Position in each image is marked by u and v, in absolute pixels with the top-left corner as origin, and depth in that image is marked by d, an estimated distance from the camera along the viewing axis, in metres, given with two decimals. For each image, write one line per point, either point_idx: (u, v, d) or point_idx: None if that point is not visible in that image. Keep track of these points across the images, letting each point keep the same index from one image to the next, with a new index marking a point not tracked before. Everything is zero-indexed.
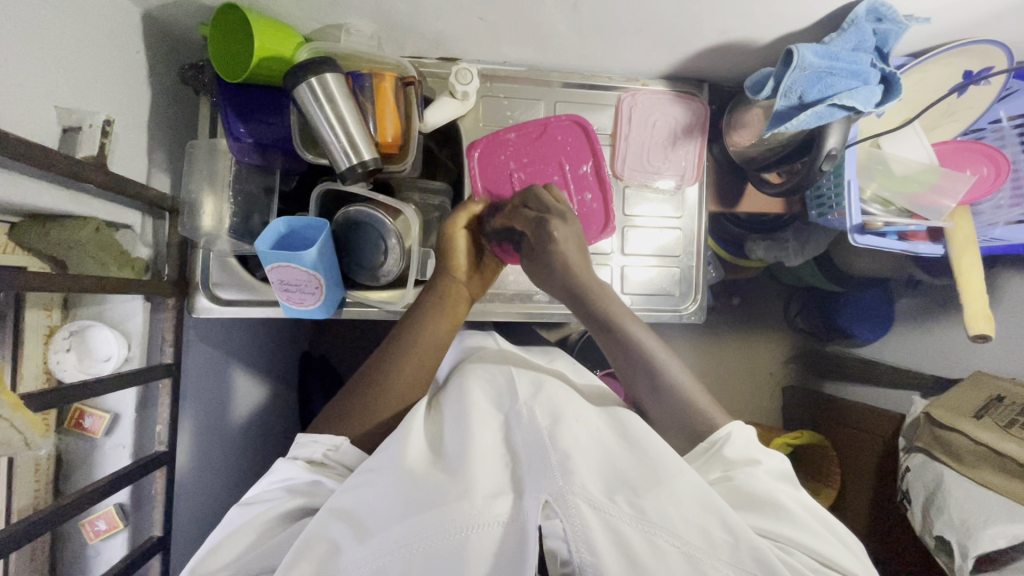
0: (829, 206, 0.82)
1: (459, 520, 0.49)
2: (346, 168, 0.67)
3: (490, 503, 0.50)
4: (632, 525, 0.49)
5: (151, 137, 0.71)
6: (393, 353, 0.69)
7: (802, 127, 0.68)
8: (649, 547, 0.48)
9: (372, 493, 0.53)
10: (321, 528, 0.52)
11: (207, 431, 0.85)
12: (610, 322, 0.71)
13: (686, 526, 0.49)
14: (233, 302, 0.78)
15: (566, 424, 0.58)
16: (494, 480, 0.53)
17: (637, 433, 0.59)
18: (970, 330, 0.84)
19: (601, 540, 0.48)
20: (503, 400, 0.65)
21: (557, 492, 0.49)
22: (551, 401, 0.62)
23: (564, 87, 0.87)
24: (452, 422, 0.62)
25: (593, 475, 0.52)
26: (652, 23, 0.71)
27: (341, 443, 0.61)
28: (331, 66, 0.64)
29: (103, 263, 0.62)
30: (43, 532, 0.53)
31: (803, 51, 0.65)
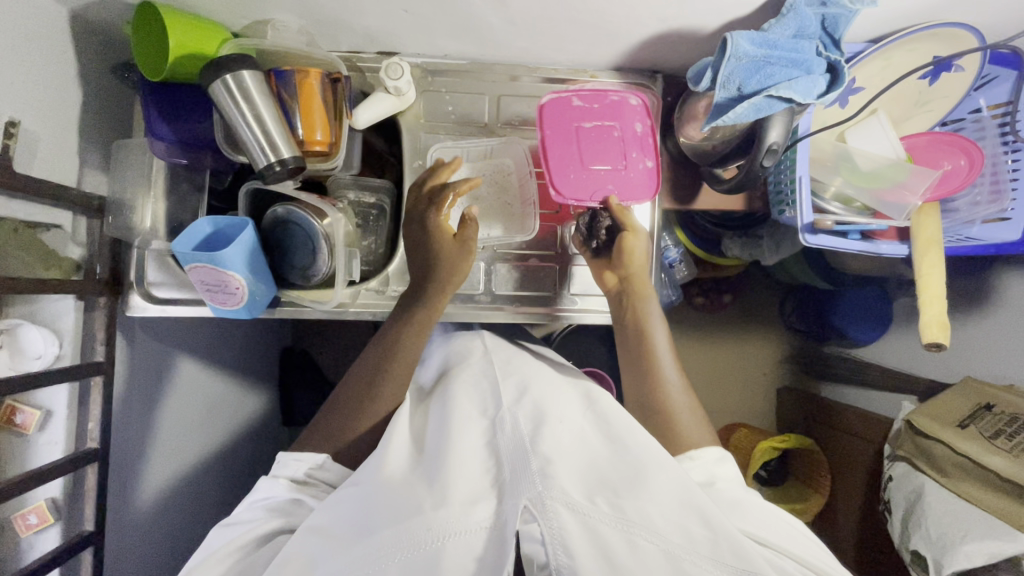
0: (786, 202, 0.78)
1: (434, 529, 0.50)
2: (265, 166, 0.66)
3: (468, 509, 0.52)
4: (611, 525, 0.50)
5: (83, 137, 0.71)
6: (372, 369, 0.70)
7: (740, 120, 0.65)
8: (628, 547, 0.49)
9: (347, 505, 0.55)
10: (295, 548, 0.52)
11: (158, 428, 0.86)
12: (642, 351, 0.74)
13: (667, 524, 0.50)
14: (172, 300, 0.78)
15: (550, 428, 0.60)
16: (473, 485, 0.55)
17: (621, 432, 0.61)
18: (923, 338, 0.77)
19: (579, 540, 0.49)
20: (490, 407, 0.67)
21: (535, 497, 0.51)
22: (536, 408, 0.64)
23: (510, 80, 0.83)
24: (436, 434, 0.64)
25: (574, 478, 0.54)
26: (584, 12, 0.68)
27: (324, 461, 0.65)
28: (247, 63, 0.63)
29: (26, 261, 0.62)
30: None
31: (738, 39, 0.61)
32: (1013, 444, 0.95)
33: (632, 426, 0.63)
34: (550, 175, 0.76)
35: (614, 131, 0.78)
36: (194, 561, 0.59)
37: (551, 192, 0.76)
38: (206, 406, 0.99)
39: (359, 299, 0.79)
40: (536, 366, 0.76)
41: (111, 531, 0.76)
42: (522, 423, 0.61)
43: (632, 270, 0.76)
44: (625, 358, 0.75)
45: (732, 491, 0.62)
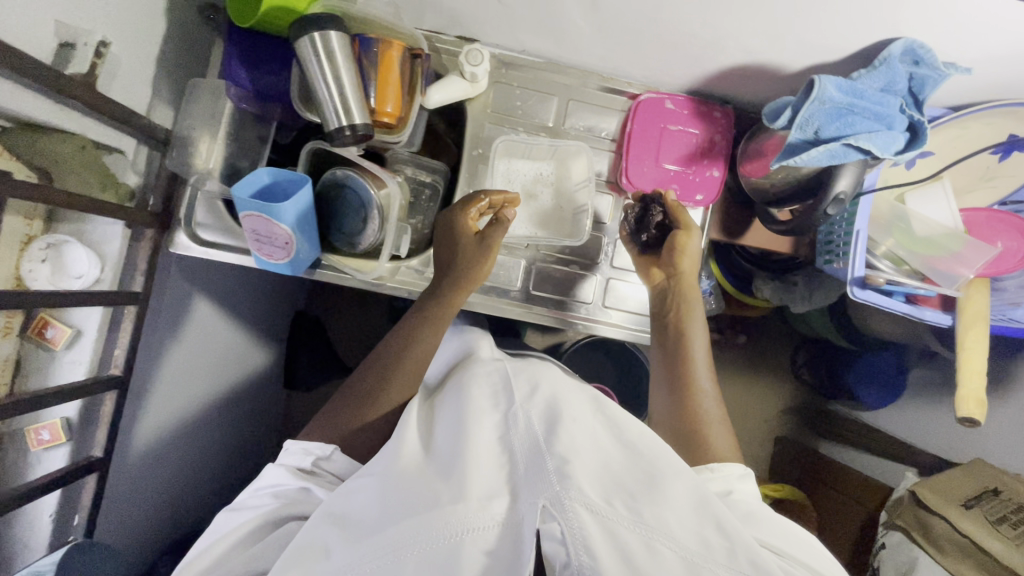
0: (835, 253, 0.79)
1: (452, 524, 0.50)
2: (335, 128, 0.66)
3: (485, 505, 0.52)
4: (630, 528, 0.49)
5: (160, 69, 0.71)
6: (386, 356, 0.71)
7: (812, 164, 0.64)
8: (647, 551, 0.48)
9: (363, 497, 0.55)
10: (313, 533, 0.54)
11: (173, 368, 0.87)
12: (679, 348, 0.74)
13: (684, 530, 0.49)
14: (210, 244, 0.77)
15: (567, 422, 0.58)
16: (490, 480, 0.54)
17: (636, 433, 0.59)
18: (958, 411, 0.77)
19: (600, 545, 0.48)
20: (503, 395, 0.64)
21: (554, 497, 0.50)
22: (551, 401, 0.61)
23: (581, 86, 0.83)
24: (449, 417, 0.63)
25: (591, 478, 0.52)
26: (673, 31, 0.68)
27: (330, 452, 0.63)
28: (335, 24, 0.64)
29: (84, 180, 0.63)
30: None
31: (826, 83, 0.61)
32: (1016, 532, 0.93)
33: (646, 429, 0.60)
34: (627, 162, 0.81)
35: (692, 137, 0.83)
36: (200, 545, 0.59)
37: (623, 180, 0.82)
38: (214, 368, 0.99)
39: (398, 275, 0.79)
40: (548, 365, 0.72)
41: (116, 455, 0.78)
42: (537, 421, 0.59)
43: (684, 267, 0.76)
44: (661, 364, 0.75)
45: (750, 496, 0.60)
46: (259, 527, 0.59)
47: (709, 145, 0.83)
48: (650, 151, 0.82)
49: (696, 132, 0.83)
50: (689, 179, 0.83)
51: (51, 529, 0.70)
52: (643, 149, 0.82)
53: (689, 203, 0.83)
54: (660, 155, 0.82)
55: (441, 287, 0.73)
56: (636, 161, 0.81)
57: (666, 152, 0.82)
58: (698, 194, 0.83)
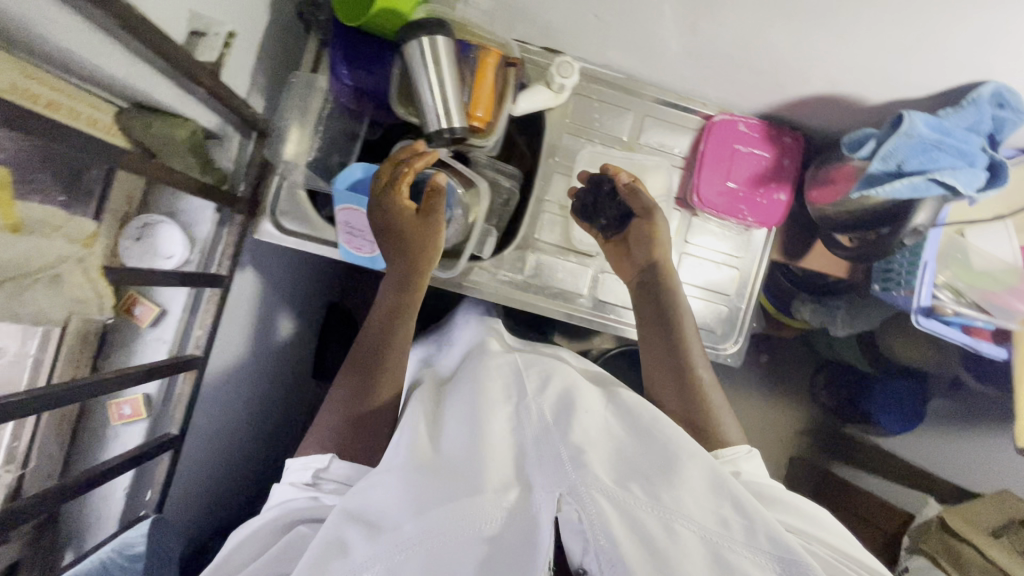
0: (894, 282, 0.81)
1: (474, 513, 0.52)
2: (435, 130, 0.69)
3: (501, 494, 0.53)
4: (648, 512, 0.51)
5: (260, 59, 0.73)
6: (364, 356, 0.69)
7: (893, 195, 0.67)
8: (667, 534, 0.50)
9: (381, 492, 0.56)
10: (338, 529, 0.54)
11: (234, 354, 0.89)
12: (669, 342, 0.73)
13: (702, 513, 0.52)
14: (292, 233, 0.79)
15: (576, 416, 0.60)
16: (506, 470, 0.56)
17: (645, 424, 0.61)
18: (1017, 443, 0.79)
19: (619, 529, 0.50)
20: (513, 389, 0.66)
21: (570, 486, 0.52)
22: (559, 397, 0.64)
23: (657, 102, 0.85)
24: (464, 408, 0.65)
25: (605, 466, 0.55)
26: (765, 58, 0.71)
27: (328, 461, 0.62)
28: (444, 31, 0.66)
29: (189, 165, 0.63)
30: (63, 406, 0.53)
31: (914, 119, 0.63)
32: None
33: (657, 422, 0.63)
34: (698, 181, 0.84)
35: (762, 160, 0.85)
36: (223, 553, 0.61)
37: (693, 197, 0.84)
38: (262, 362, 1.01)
39: (472, 276, 0.82)
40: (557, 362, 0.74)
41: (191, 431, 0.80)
42: (548, 413, 0.61)
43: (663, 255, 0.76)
44: (655, 363, 0.73)
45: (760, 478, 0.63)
46: (266, 534, 0.60)
47: (780, 170, 0.85)
48: (722, 173, 0.84)
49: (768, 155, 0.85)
50: (760, 200, 0.84)
51: (123, 503, 0.71)
52: (715, 170, 0.84)
53: (757, 225, 0.85)
54: (732, 176, 0.84)
55: (405, 275, 0.71)
56: (707, 181, 0.84)
57: (738, 173, 0.84)
58: (768, 215, 0.85)
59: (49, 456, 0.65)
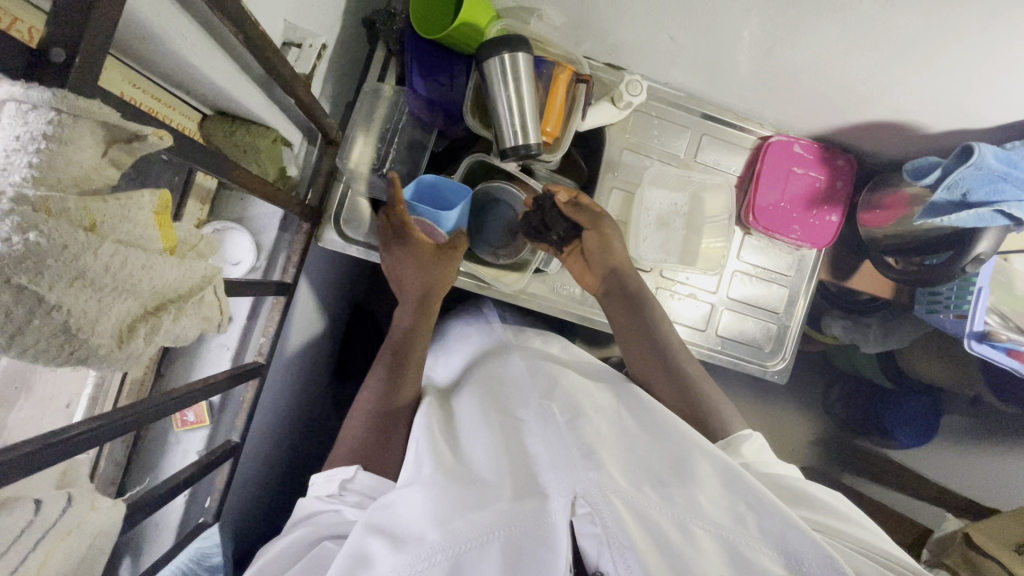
0: (943, 306, 0.84)
1: (495, 521, 0.49)
2: (510, 146, 0.69)
3: (518, 501, 0.50)
4: (663, 513, 0.49)
5: (332, 67, 0.72)
6: (383, 367, 0.70)
7: (956, 224, 0.69)
8: (684, 537, 0.47)
9: (404, 505, 0.53)
10: (361, 541, 0.53)
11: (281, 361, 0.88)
12: (652, 334, 0.72)
13: (718, 512, 0.49)
14: (354, 242, 0.78)
15: (587, 417, 0.58)
16: (523, 475, 0.53)
17: (659, 422, 0.59)
18: None
19: (637, 532, 0.47)
20: (523, 391, 0.64)
21: (585, 487, 0.49)
22: (569, 396, 0.61)
23: (714, 121, 0.87)
24: (474, 409, 0.62)
25: (619, 466, 0.52)
26: (835, 84, 0.72)
27: (354, 473, 0.60)
28: (524, 46, 0.66)
29: (267, 173, 0.63)
30: (126, 434, 0.44)
31: (985, 151, 0.64)
32: None
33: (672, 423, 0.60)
34: (754, 200, 0.85)
35: (815, 181, 0.86)
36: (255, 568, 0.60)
37: (749, 217, 0.85)
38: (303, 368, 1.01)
39: (528, 289, 0.82)
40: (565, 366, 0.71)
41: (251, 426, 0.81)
42: (557, 412, 0.58)
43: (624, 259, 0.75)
44: (642, 357, 0.71)
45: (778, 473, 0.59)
46: (296, 542, 0.59)
47: (832, 193, 0.86)
48: (778, 194, 0.85)
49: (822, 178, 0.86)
50: (812, 222, 0.86)
51: (182, 512, 0.70)
52: (771, 190, 0.85)
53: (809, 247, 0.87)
54: (786, 197, 0.85)
55: (424, 295, 0.73)
56: (763, 202, 0.84)
57: (791, 195, 0.86)
58: (820, 237, 0.86)
59: (116, 461, 0.65)
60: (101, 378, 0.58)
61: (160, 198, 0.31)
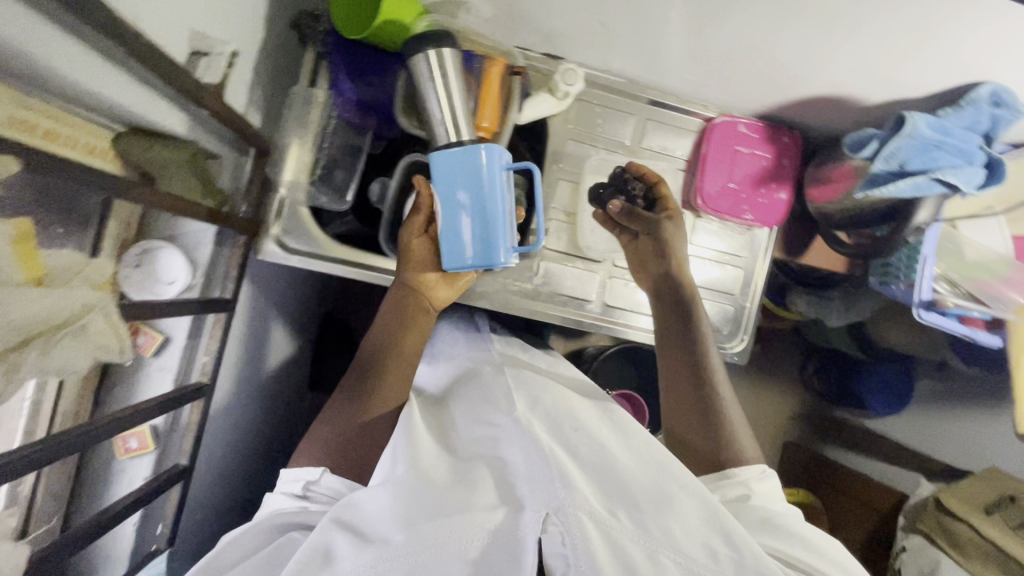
0: (895, 276, 0.84)
1: (464, 530, 0.49)
2: (443, 144, 0.67)
3: (489, 512, 0.51)
4: (635, 541, 0.49)
5: (257, 75, 0.70)
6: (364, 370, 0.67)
7: (895, 195, 0.69)
8: (650, 563, 0.48)
9: (373, 504, 0.53)
10: (324, 536, 0.52)
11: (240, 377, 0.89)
12: (695, 356, 0.73)
13: (692, 544, 0.50)
14: (298, 251, 0.77)
15: (566, 436, 0.58)
16: (494, 490, 0.54)
17: (642, 448, 0.59)
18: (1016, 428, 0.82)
19: (601, 551, 0.48)
20: (498, 403, 0.64)
21: (557, 505, 0.49)
22: (552, 416, 0.61)
23: (658, 106, 0.86)
24: (458, 431, 0.62)
25: (593, 488, 0.53)
26: (767, 60, 0.71)
27: (319, 475, 0.59)
28: (450, 41, 0.65)
29: (190, 188, 0.61)
30: (66, 455, 0.50)
31: (917, 120, 0.65)
32: None
33: (653, 445, 0.61)
34: (701, 183, 0.85)
35: (762, 160, 0.86)
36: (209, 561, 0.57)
37: (698, 199, 0.84)
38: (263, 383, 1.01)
39: (482, 285, 0.82)
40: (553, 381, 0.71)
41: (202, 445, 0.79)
42: (539, 428, 0.59)
43: (680, 265, 0.78)
44: (673, 372, 0.73)
45: (776, 509, 0.60)
46: (256, 540, 0.57)
47: (779, 171, 0.86)
48: (725, 174, 0.85)
49: (767, 155, 0.86)
50: (760, 201, 0.86)
51: (134, 539, 0.69)
52: (716, 171, 0.85)
53: (759, 225, 0.87)
54: (733, 176, 0.85)
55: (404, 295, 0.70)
56: (709, 183, 0.84)
57: (736, 173, 0.85)
58: (769, 214, 0.86)
59: (54, 496, 0.61)
60: (41, 394, 0.54)
61: (13, 229, 0.40)
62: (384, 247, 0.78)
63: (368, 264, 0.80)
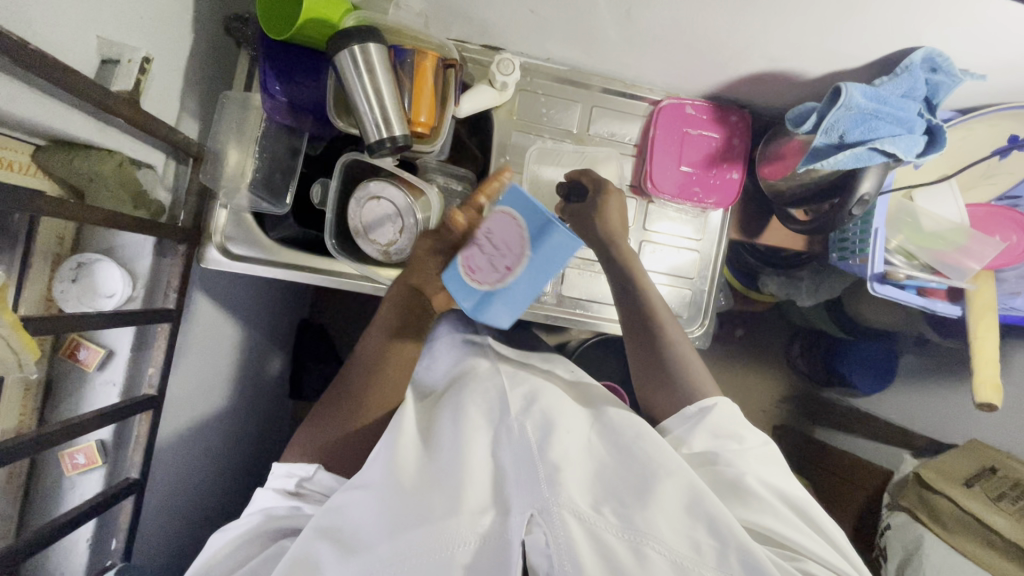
0: (850, 251, 0.83)
1: (448, 536, 0.51)
2: (375, 141, 0.66)
3: (475, 518, 0.53)
4: (616, 535, 0.51)
5: (187, 82, 0.69)
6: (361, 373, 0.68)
7: (838, 167, 0.68)
8: (634, 557, 0.50)
9: (358, 512, 0.55)
10: (307, 547, 0.54)
11: (209, 383, 0.90)
12: (649, 323, 0.73)
13: (675, 536, 0.51)
14: (242, 257, 0.77)
15: (557, 434, 0.59)
16: (482, 493, 0.55)
17: (629, 438, 0.60)
18: (975, 398, 0.81)
19: (584, 549, 0.50)
20: (495, 410, 0.65)
21: (542, 506, 0.52)
22: (543, 413, 0.62)
23: (603, 93, 0.85)
24: (446, 432, 0.63)
25: (581, 488, 0.54)
26: (700, 39, 0.70)
27: (314, 473, 0.63)
28: (374, 36, 0.64)
29: (121, 199, 0.61)
30: None
31: (852, 90, 0.64)
32: (1016, 507, 0.99)
33: (646, 429, 0.61)
34: (651, 167, 0.84)
35: (712, 141, 0.85)
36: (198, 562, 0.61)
37: (648, 184, 0.83)
38: (238, 389, 1.01)
39: None
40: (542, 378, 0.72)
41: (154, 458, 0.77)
42: (529, 427, 0.60)
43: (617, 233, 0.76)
44: (638, 345, 0.73)
45: (744, 467, 0.61)
46: (247, 540, 0.61)
47: (730, 150, 0.85)
48: (673, 156, 0.84)
49: (715, 134, 0.85)
50: (712, 181, 0.85)
51: (87, 554, 0.69)
52: (665, 154, 0.83)
53: (713, 206, 0.85)
54: (683, 158, 0.84)
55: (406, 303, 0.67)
56: (658, 166, 0.83)
57: (686, 155, 0.84)
58: (722, 194, 0.85)
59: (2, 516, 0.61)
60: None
61: None
62: (334, 253, 0.76)
63: (317, 268, 0.80)
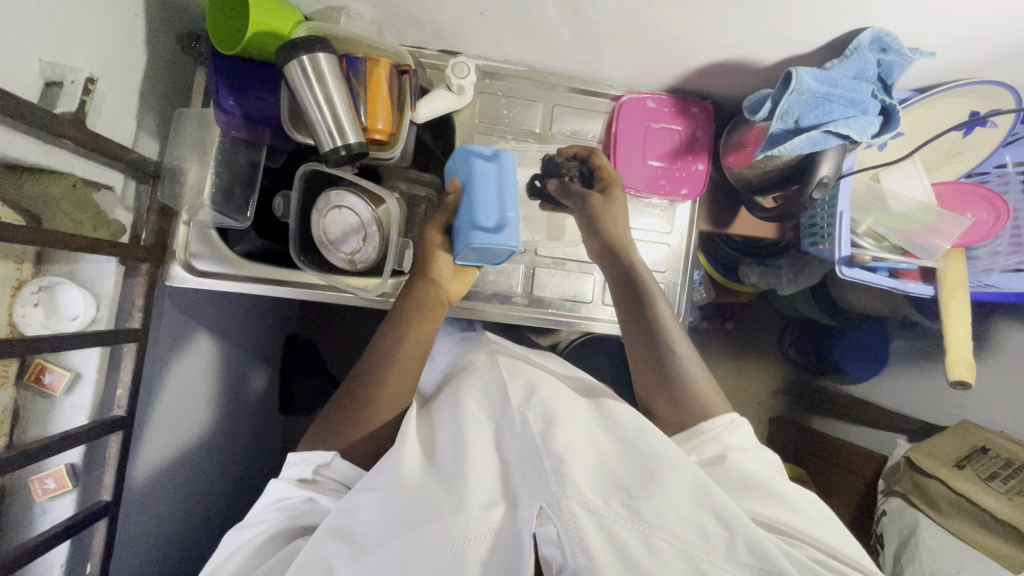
0: (820, 236, 0.82)
1: (453, 533, 0.49)
2: (330, 150, 0.66)
3: (485, 513, 0.50)
4: (626, 526, 0.49)
5: (143, 101, 0.70)
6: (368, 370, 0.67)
7: (795, 152, 0.67)
8: (643, 546, 0.48)
9: (368, 513, 0.53)
10: (318, 548, 0.53)
11: (194, 398, 0.88)
12: (644, 312, 0.73)
13: (682, 524, 0.49)
14: (207, 274, 0.78)
15: (560, 427, 0.57)
16: (490, 487, 0.53)
17: (631, 433, 0.58)
18: (950, 375, 0.81)
19: (596, 542, 0.48)
20: (496, 405, 0.63)
21: (552, 499, 0.49)
22: (544, 404, 0.60)
23: (564, 91, 0.85)
24: (445, 429, 0.62)
25: (588, 478, 0.52)
26: (652, 33, 0.71)
27: (331, 458, 0.61)
28: (323, 46, 0.64)
29: (77, 220, 0.60)
30: None
31: (802, 75, 0.64)
32: (1008, 487, 0.96)
33: (645, 428, 0.59)
34: (614, 163, 0.84)
35: (675, 133, 0.85)
36: (213, 564, 0.58)
37: None
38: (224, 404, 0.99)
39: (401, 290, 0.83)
40: (539, 369, 0.71)
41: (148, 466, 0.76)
42: (532, 419, 0.58)
43: (624, 242, 0.76)
44: (634, 334, 0.73)
45: (751, 467, 0.60)
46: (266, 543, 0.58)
47: (693, 141, 0.85)
48: (635, 150, 0.84)
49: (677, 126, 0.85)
50: (677, 173, 0.84)
51: None
52: (628, 148, 0.84)
53: (681, 197, 0.85)
54: (646, 152, 0.84)
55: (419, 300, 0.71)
56: (620, 161, 0.83)
57: (649, 148, 0.84)
58: (689, 184, 0.84)
59: None
60: None
61: None
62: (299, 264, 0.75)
63: (286, 279, 0.81)
